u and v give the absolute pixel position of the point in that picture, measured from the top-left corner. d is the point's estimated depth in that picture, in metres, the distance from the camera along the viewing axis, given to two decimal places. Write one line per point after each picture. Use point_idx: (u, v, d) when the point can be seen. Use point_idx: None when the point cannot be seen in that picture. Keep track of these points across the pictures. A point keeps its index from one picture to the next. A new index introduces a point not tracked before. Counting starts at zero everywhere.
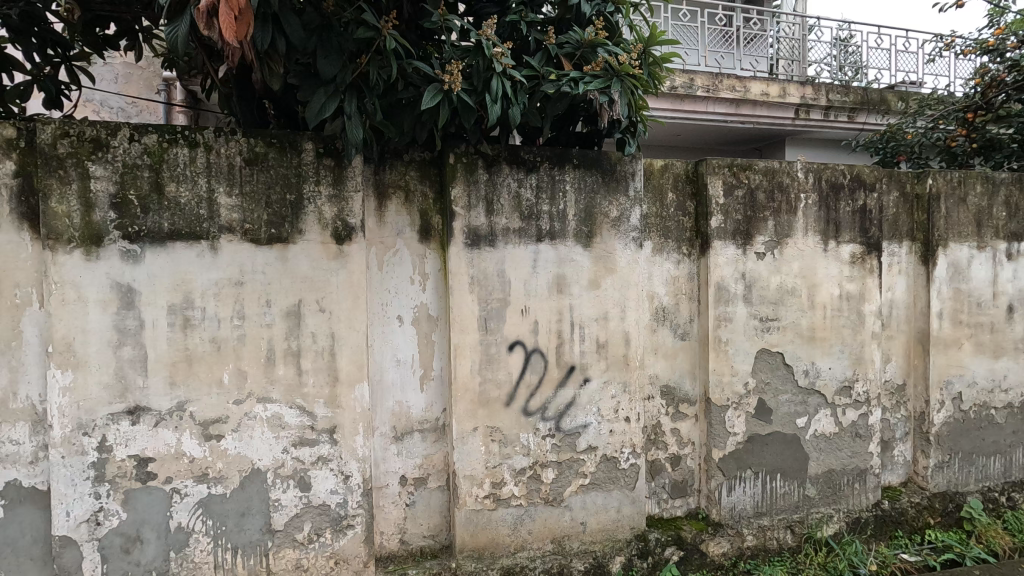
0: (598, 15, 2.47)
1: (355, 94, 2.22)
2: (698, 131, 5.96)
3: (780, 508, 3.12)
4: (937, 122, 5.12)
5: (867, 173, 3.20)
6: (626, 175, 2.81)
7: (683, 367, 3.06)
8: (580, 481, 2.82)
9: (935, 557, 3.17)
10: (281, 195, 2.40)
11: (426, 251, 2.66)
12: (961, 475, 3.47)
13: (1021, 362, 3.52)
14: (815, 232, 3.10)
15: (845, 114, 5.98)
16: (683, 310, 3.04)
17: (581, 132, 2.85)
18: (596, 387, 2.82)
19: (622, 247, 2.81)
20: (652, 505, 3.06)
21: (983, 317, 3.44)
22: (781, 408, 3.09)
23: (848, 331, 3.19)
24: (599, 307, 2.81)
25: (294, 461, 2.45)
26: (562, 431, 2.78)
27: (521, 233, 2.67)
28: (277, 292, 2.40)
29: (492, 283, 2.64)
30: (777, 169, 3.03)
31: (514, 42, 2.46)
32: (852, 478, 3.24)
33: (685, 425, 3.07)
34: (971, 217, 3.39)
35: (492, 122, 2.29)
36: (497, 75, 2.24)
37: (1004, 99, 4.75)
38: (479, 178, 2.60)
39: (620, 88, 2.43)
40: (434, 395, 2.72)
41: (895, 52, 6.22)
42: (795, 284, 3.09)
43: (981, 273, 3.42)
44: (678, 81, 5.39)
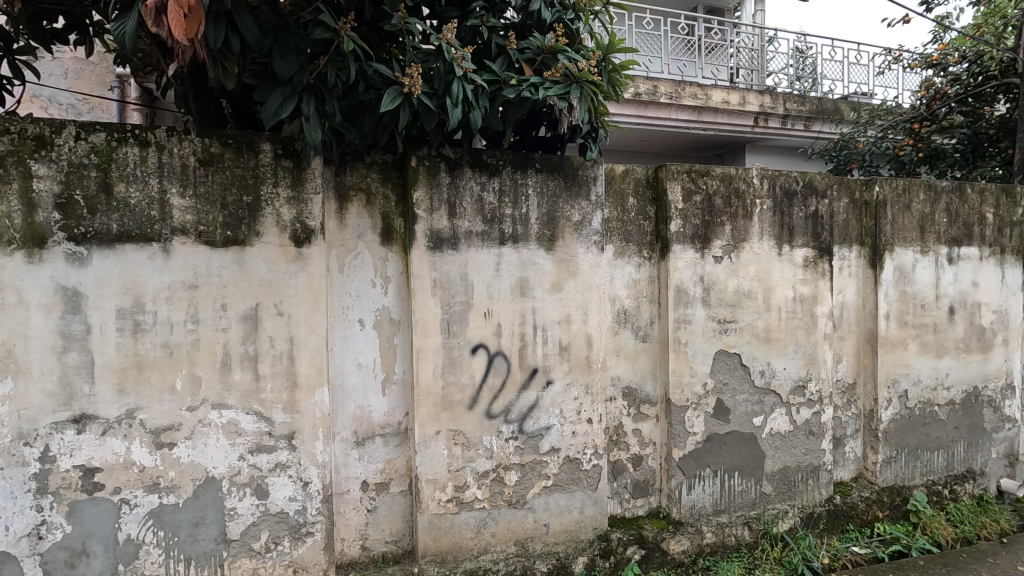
0: (559, 22, 2.51)
1: (314, 96, 2.20)
2: (661, 136, 6.07)
3: (738, 505, 3.20)
4: (886, 132, 5.31)
5: (819, 180, 3.33)
6: (588, 180, 2.85)
7: (644, 369, 3.11)
8: (543, 483, 2.83)
9: (884, 549, 3.32)
10: (238, 196, 2.35)
11: (388, 253, 2.64)
12: (908, 469, 3.63)
13: (961, 362, 3.70)
14: (770, 237, 3.21)
15: (801, 123, 6.20)
16: (644, 312, 3.10)
17: (544, 137, 2.88)
18: (559, 389, 2.84)
19: (584, 250, 2.85)
20: (615, 505, 3.10)
21: (927, 318, 3.61)
22: (738, 407, 3.17)
23: (801, 332, 3.30)
24: (562, 310, 2.83)
25: (251, 468, 2.40)
26: (524, 433, 2.79)
27: (483, 237, 2.68)
28: (233, 295, 2.35)
29: (455, 286, 2.64)
30: (733, 175, 3.12)
31: (475, 47, 2.47)
32: (806, 475, 3.35)
33: (646, 426, 3.13)
34: (916, 223, 3.55)
35: (453, 126, 2.30)
36: (458, 79, 2.25)
37: (947, 112, 5.13)
38: (441, 181, 2.60)
39: (580, 94, 2.47)
40: (396, 399, 2.70)
41: (848, 64, 6.48)
42: (752, 287, 3.19)
43: (925, 275, 3.59)
44: (642, 88, 5.49)
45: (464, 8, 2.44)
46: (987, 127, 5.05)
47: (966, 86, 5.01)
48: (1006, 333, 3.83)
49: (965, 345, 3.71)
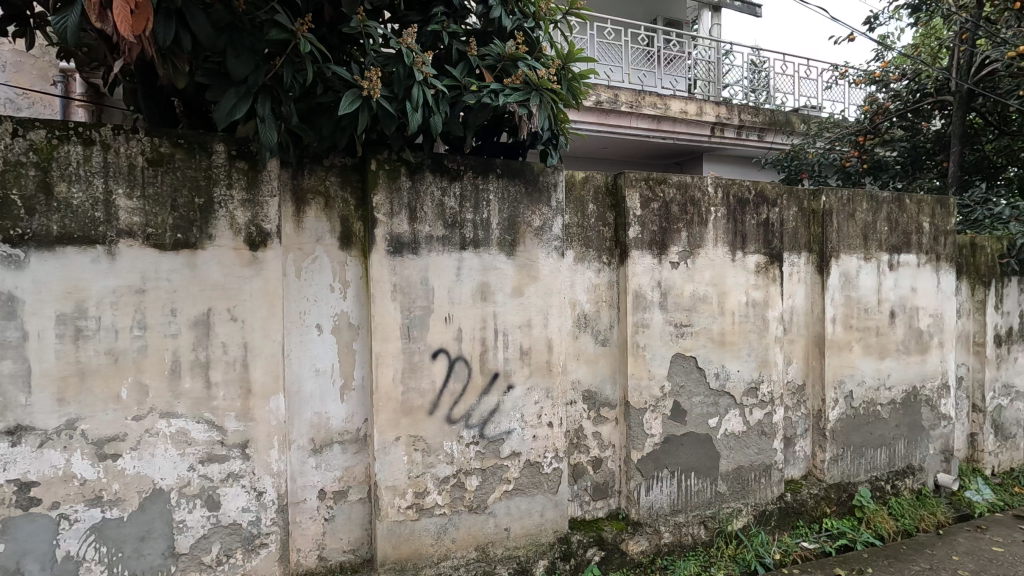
0: (519, 30, 2.54)
1: (270, 97, 2.17)
2: (622, 144, 6.19)
3: (694, 504, 3.28)
4: (834, 144, 5.56)
5: (770, 189, 3.46)
6: (549, 186, 2.89)
7: (604, 372, 3.16)
8: (503, 488, 2.84)
9: (831, 543, 3.48)
10: (189, 198, 2.29)
11: (347, 258, 2.61)
12: (854, 467, 3.79)
13: (902, 363, 3.91)
14: (724, 243, 3.31)
15: (755, 133, 6.43)
16: (604, 316, 3.15)
17: (506, 143, 2.90)
18: (520, 394, 2.86)
19: (544, 255, 2.88)
20: (575, 507, 3.12)
21: (870, 322, 3.79)
22: (694, 409, 3.26)
23: (754, 335, 3.42)
24: (522, 314, 2.85)
25: (202, 479, 2.32)
26: (485, 438, 2.79)
27: (444, 241, 2.67)
28: (184, 300, 2.27)
29: (415, 291, 2.63)
30: (689, 183, 3.21)
31: (435, 52, 2.48)
32: (758, 474, 3.46)
33: (605, 428, 3.17)
34: (859, 231, 3.73)
35: (413, 130, 2.30)
36: (418, 83, 2.26)
37: (889, 126, 5.44)
38: (402, 185, 2.59)
39: (540, 102, 2.50)
40: (355, 405, 2.66)
41: (799, 78, 6.77)
42: (707, 291, 3.29)
43: (868, 281, 3.77)
44: (603, 97, 5.60)
45: (425, 12, 2.44)
46: (924, 141, 5.46)
47: (906, 102, 5.37)
48: (942, 336, 4.05)
49: (905, 347, 3.91)
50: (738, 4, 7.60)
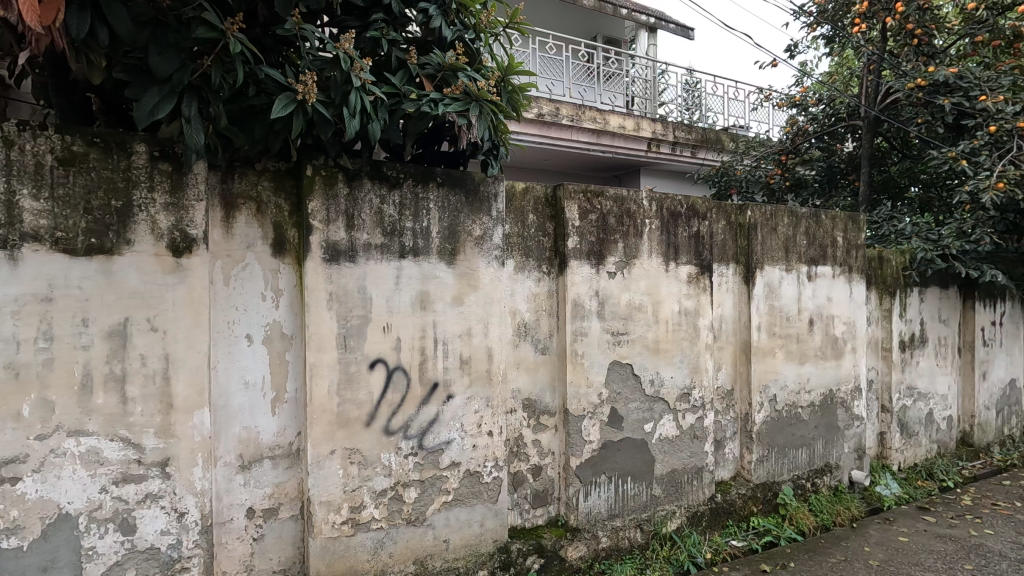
0: (459, 40, 2.56)
1: (196, 97, 2.07)
2: (563, 156, 6.32)
3: (631, 508, 3.36)
4: (759, 162, 5.96)
5: (700, 203, 3.63)
6: (489, 197, 2.91)
7: (544, 380, 3.20)
8: (442, 498, 2.81)
9: (758, 540, 3.66)
10: (105, 200, 2.15)
11: (280, 265, 2.52)
12: (778, 466, 4.00)
13: (820, 368, 4.18)
14: (658, 254, 3.44)
15: (688, 150, 6.74)
16: (544, 325, 3.19)
17: (446, 152, 2.90)
18: (460, 403, 2.85)
19: (485, 264, 2.89)
20: (515, 515, 3.12)
21: (791, 330, 4.04)
22: (630, 415, 3.35)
23: (686, 342, 3.57)
24: (463, 323, 2.85)
25: (115, 501, 2.16)
26: (424, 448, 2.76)
27: (383, 249, 2.64)
28: (98, 309, 2.12)
29: (352, 300, 2.57)
30: (625, 196, 3.32)
31: (375, 58, 2.45)
32: (691, 476, 3.60)
33: (545, 436, 3.21)
34: (781, 244, 3.97)
35: (351, 136, 2.26)
36: (356, 89, 2.23)
37: (807, 146, 5.87)
38: (339, 192, 2.54)
39: (480, 112, 2.52)
40: (287, 418, 2.57)
41: (728, 99, 7.16)
42: (642, 300, 3.40)
43: (789, 291, 4.02)
44: (545, 109, 5.71)
45: (363, 18, 2.41)
46: (839, 162, 5.91)
47: (822, 125, 5.82)
48: (855, 342, 4.37)
49: (822, 352, 4.19)
50: (672, 27, 7.98)
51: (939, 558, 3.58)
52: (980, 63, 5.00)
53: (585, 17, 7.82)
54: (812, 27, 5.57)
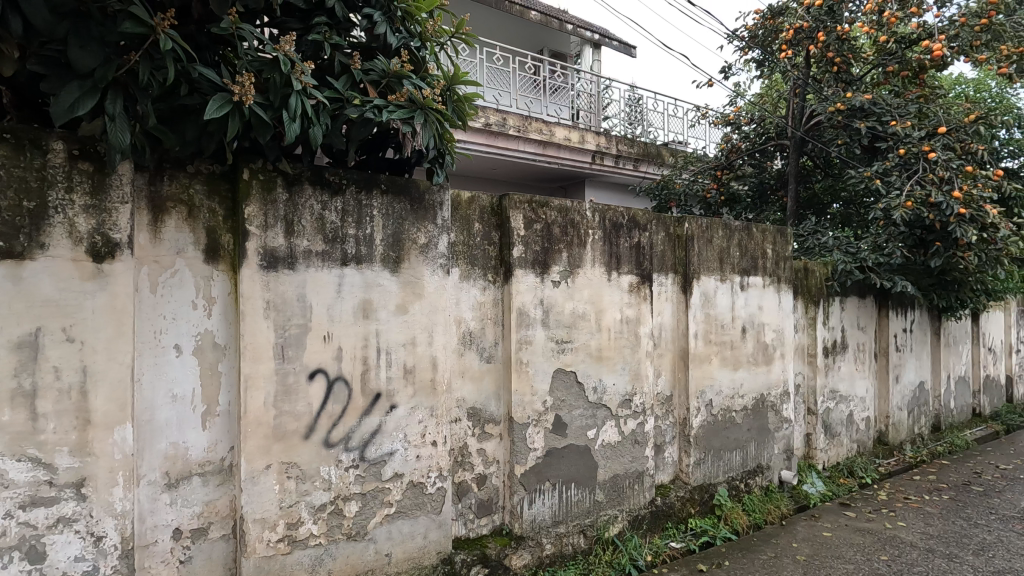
0: (405, 48, 2.55)
1: (122, 94, 1.96)
2: (510, 166, 6.39)
3: (575, 514, 3.41)
4: (697, 177, 6.24)
5: (641, 215, 3.75)
6: (434, 205, 2.90)
7: (489, 389, 3.20)
8: (384, 511, 2.75)
9: (695, 541, 3.79)
10: (15, 201, 1.99)
11: (213, 272, 2.41)
12: (714, 469, 4.16)
13: (752, 373, 4.40)
14: (600, 264, 3.53)
15: (631, 163, 6.97)
16: (489, 333, 3.20)
17: (391, 159, 2.87)
18: (403, 413, 2.80)
19: (429, 273, 2.88)
20: (459, 526, 3.09)
21: (726, 337, 4.22)
22: (574, 421, 3.40)
23: (627, 350, 3.67)
24: (407, 332, 2.81)
25: (22, 527, 1.98)
26: (365, 460, 2.70)
27: (324, 257, 2.57)
28: (4, 318, 1.96)
29: (291, 308, 2.49)
30: (569, 207, 3.39)
31: (317, 61, 2.41)
32: (632, 480, 3.68)
33: (490, 444, 3.21)
34: (716, 255, 4.16)
35: (291, 140, 2.20)
36: (296, 92, 2.18)
37: (740, 163, 6.20)
38: (277, 197, 2.46)
39: (425, 121, 2.51)
40: (219, 433, 2.45)
41: (668, 116, 7.46)
42: (586, 309, 3.47)
43: (724, 300, 4.21)
44: (491, 119, 5.75)
45: (305, 21, 2.37)
46: (769, 179, 6.26)
47: (754, 143, 6.17)
48: (783, 348, 4.62)
49: (753, 359, 4.41)
50: (616, 44, 8.24)
51: (858, 551, 3.82)
52: (891, 91, 5.44)
53: (531, 30, 7.95)
54: (745, 51, 5.90)
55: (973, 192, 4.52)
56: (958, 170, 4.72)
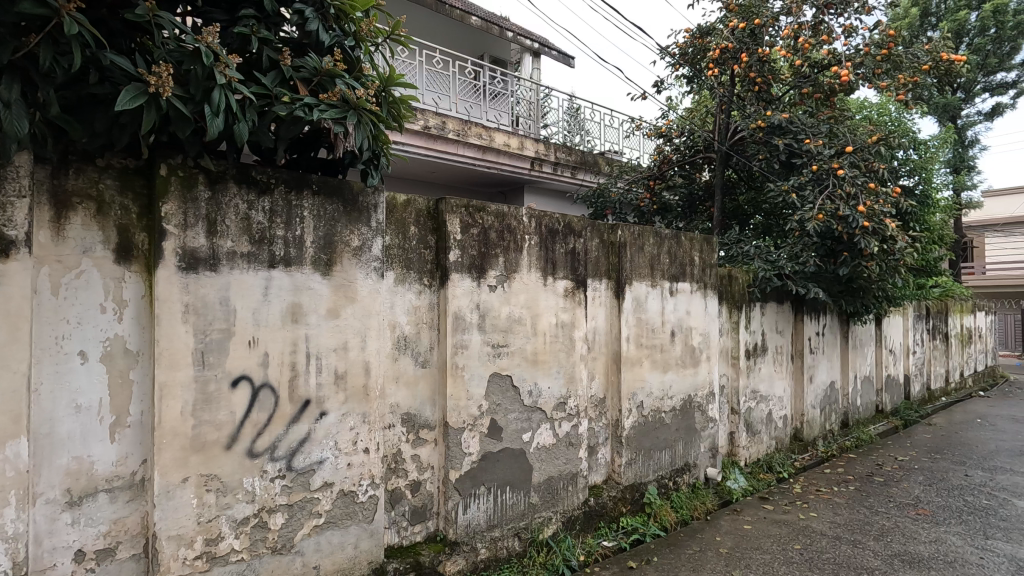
0: (338, 46, 2.49)
1: (19, 79, 1.81)
2: (449, 170, 6.36)
3: (509, 517, 3.43)
4: (631, 186, 6.48)
5: (576, 221, 3.82)
6: (368, 207, 2.84)
7: (423, 395, 3.17)
8: (313, 522, 2.66)
9: (626, 539, 3.90)
10: None
11: (126, 273, 2.26)
12: (645, 468, 4.31)
13: (680, 376, 4.59)
14: (536, 269, 3.58)
15: (568, 171, 7.12)
16: (424, 338, 3.17)
17: (323, 159, 2.80)
18: (334, 420, 2.73)
19: (363, 276, 2.82)
20: (392, 534, 3.03)
21: (656, 340, 4.39)
22: (509, 425, 3.42)
23: (562, 353, 3.74)
24: (338, 337, 2.74)
25: None
26: (293, 470, 2.60)
27: (250, 258, 2.47)
28: None
29: (212, 312, 2.37)
30: (506, 212, 3.41)
31: (244, 56, 2.32)
32: (566, 482, 3.75)
33: (424, 450, 3.17)
34: (647, 262, 4.32)
35: (213, 136, 2.10)
36: (220, 87, 2.09)
37: (672, 173, 6.50)
38: (199, 195, 2.34)
39: (358, 121, 2.46)
40: (129, 445, 2.29)
41: (605, 126, 7.69)
42: (521, 314, 3.51)
43: (654, 305, 4.38)
44: (430, 122, 5.72)
45: (231, 12, 2.28)
46: (698, 189, 6.59)
47: (683, 155, 6.48)
48: (709, 351, 4.86)
49: (681, 361, 4.60)
50: (555, 53, 8.40)
51: (775, 541, 4.06)
52: (806, 111, 5.86)
53: (471, 34, 8.01)
54: (676, 67, 6.17)
55: (875, 207, 4.93)
56: (862, 186, 5.12)
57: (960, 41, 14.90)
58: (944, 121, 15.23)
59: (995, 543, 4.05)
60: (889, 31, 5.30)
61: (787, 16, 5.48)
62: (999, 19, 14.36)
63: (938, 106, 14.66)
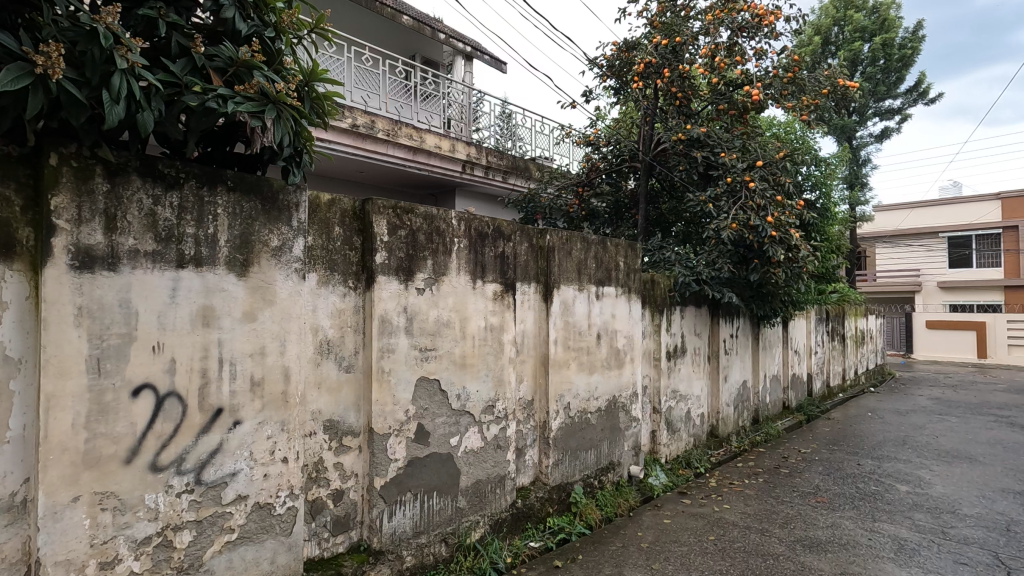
0: (256, 37, 2.37)
1: None
2: (379, 170, 6.23)
3: (436, 523, 3.39)
4: (561, 192, 6.69)
5: (506, 225, 3.85)
6: (289, 206, 2.73)
7: (347, 401, 3.07)
8: (224, 538, 2.50)
9: (552, 539, 3.97)
10: None
11: (6, 272, 2.03)
12: (571, 468, 4.40)
13: (605, 377, 4.73)
14: (465, 272, 3.57)
15: (500, 175, 7.17)
16: (348, 342, 3.08)
17: (240, 154, 2.65)
18: (249, 430, 2.58)
19: (282, 278, 2.70)
20: (312, 547, 2.91)
21: (582, 343, 4.50)
22: (436, 430, 3.39)
23: (490, 357, 3.75)
24: (254, 342, 2.60)
25: None
26: (202, 484, 2.44)
27: (155, 258, 2.30)
28: None
29: (111, 315, 2.19)
30: (435, 215, 3.38)
31: (151, 41, 2.17)
32: (494, 485, 3.76)
33: (348, 458, 3.07)
34: (575, 266, 4.42)
35: (112, 125, 1.94)
36: (120, 72, 1.93)
37: (600, 181, 6.71)
38: (96, 188, 2.15)
39: (277, 116, 2.35)
40: (8, 463, 2.05)
41: (536, 132, 7.80)
42: (450, 317, 3.49)
43: (581, 309, 4.49)
44: (358, 121, 5.58)
45: None
46: (624, 198, 6.85)
47: (610, 163, 6.70)
48: (633, 353, 5.04)
49: (607, 363, 4.75)
50: (487, 58, 8.44)
51: (692, 534, 4.27)
52: (722, 126, 6.23)
53: (403, 35, 7.93)
54: (604, 78, 6.37)
55: (781, 219, 5.28)
56: (771, 199, 5.50)
57: (855, 69, 16.41)
58: (842, 141, 16.71)
59: (881, 525, 4.46)
60: (794, 56, 5.75)
61: (706, 36, 5.81)
62: (887, 52, 15.95)
63: (837, 127, 16.10)
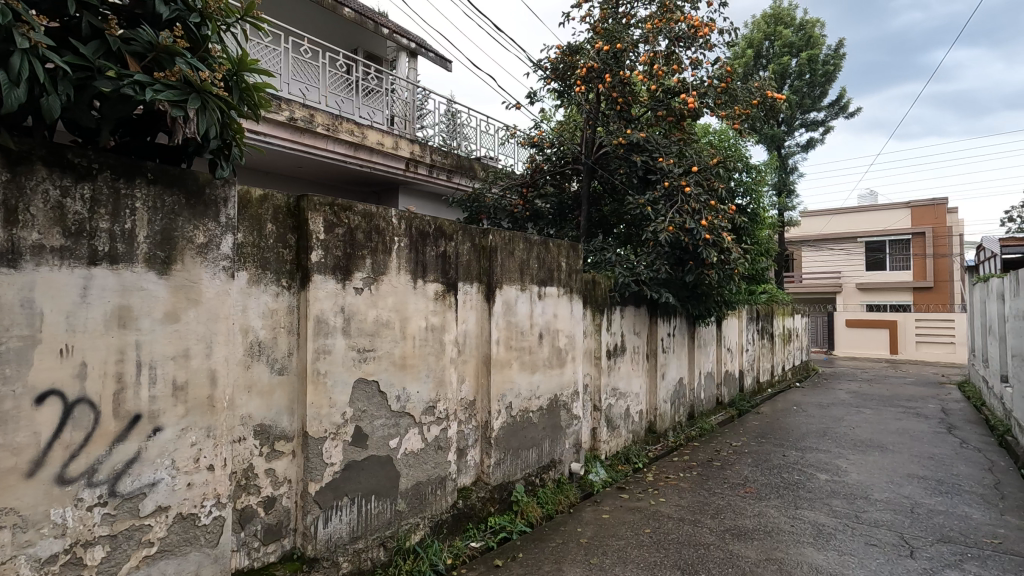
0: (179, 22, 2.24)
1: None
2: (318, 166, 6.06)
3: (374, 527, 3.32)
4: (505, 192, 6.72)
5: (447, 225, 3.82)
6: (217, 201, 2.60)
7: (280, 404, 2.96)
8: (142, 553, 2.35)
9: (493, 538, 3.98)
10: None
11: None
12: (513, 467, 4.42)
13: (547, 376, 4.79)
14: (405, 271, 3.52)
15: (444, 174, 7.13)
16: (281, 344, 2.97)
17: (161, 145, 2.50)
18: (170, 437, 2.44)
19: (209, 277, 2.56)
20: (241, 557, 2.78)
21: (524, 342, 4.53)
22: (375, 432, 3.32)
23: (431, 357, 3.72)
24: (177, 343, 2.46)
25: None
26: (117, 496, 2.28)
27: (64, 254, 2.14)
28: None
29: (11, 317, 2.01)
30: (374, 213, 3.31)
31: (59, 19, 2.01)
32: (434, 486, 3.73)
33: (280, 463, 2.96)
34: (517, 266, 4.44)
35: (11, 109, 1.79)
36: (21, 52, 1.78)
37: (543, 182, 6.79)
38: None
39: (202, 106, 2.22)
40: None
41: (481, 132, 7.80)
42: (389, 317, 3.43)
43: (523, 308, 4.52)
44: (296, 114, 5.39)
45: None
46: (567, 199, 6.96)
47: (554, 165, 6.79)
48: (574, 352, 5.13)
49: (548, 362, 4.80)
50: (432, 55, 8.35)
51: (629, 528, 4.38)
52: (660, 132, 6.43)
53: (343, 28, 7.74)
54: (548, 81, 6.44)
55: (715, 222, 5.52)
56: (705, 203, 5.73)
57: (784, 82, 17.36)
58: (772, 149, 17.65)
59: (803, 512, 4.75)
60: (726, 67, 6.02)
61: (645, 44, 5.99)
62: (812, 67, 16.96)
63: (767, 136, 17.00)
